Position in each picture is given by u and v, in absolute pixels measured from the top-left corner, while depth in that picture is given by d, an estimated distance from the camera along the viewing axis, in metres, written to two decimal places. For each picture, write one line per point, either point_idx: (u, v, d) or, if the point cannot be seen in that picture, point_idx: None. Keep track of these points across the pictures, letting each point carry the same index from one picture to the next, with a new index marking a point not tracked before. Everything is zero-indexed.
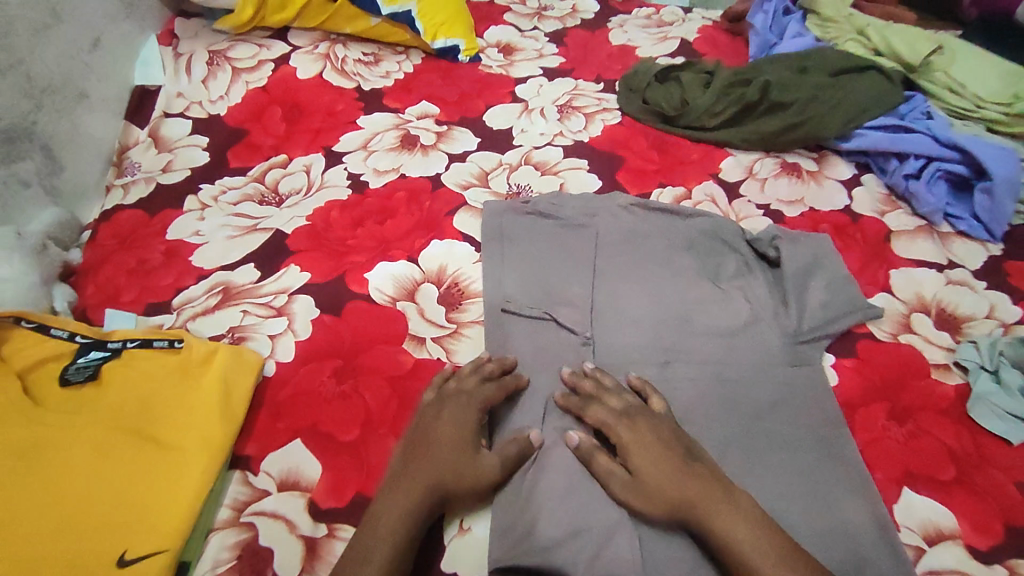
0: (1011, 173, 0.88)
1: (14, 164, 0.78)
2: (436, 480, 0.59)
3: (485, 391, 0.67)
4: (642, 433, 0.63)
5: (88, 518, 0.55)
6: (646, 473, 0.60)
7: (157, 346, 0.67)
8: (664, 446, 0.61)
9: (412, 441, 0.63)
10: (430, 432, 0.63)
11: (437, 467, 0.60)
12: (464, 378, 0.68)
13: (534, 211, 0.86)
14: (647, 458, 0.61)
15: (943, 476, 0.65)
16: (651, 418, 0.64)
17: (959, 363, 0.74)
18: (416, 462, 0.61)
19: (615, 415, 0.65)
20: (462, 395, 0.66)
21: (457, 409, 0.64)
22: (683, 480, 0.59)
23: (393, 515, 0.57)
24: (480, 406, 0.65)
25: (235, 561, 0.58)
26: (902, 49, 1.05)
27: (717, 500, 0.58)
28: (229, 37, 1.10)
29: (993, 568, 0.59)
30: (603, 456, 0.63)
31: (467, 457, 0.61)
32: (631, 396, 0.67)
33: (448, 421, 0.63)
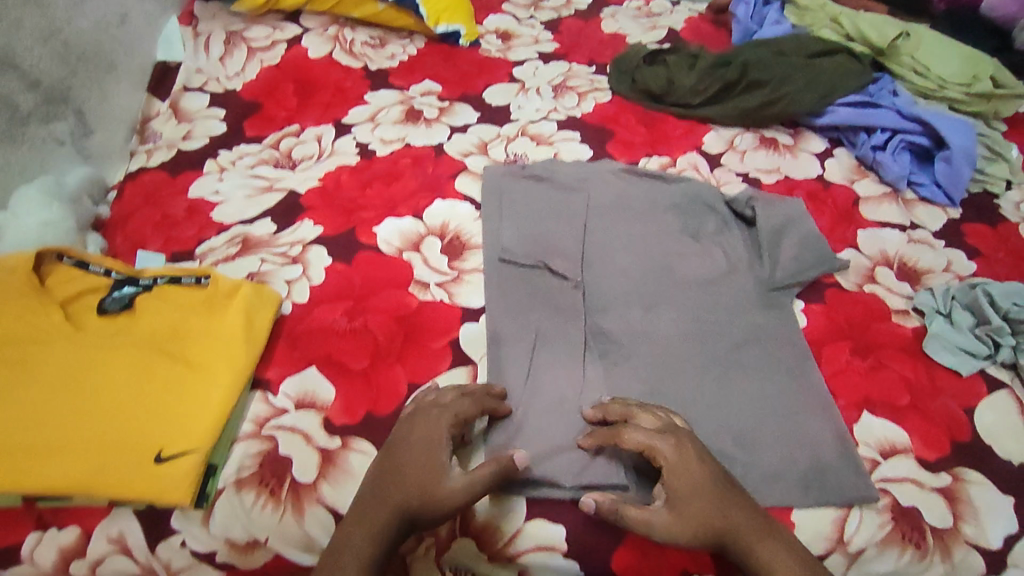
0: (967, 143, 0.96)
1: (51, 123, 0.85)
2: (401, 504, 0.57)
3: (460, 405, 0.64)
4: (686, 453, 0.61)
5: (129, 423, 0.62)
6: (689, 502, 0.59)
7: (184, 282, 0.72)
8: (708, 472, 0.60)
9: (381, 463, 0.61)
10: (400, 450, 0.61)
11: (402, 487, 0.58)
12: (442, 394, 0.66)
13: (531, 175, 0.92)
14: (692, 485, 0.60)
15: (900, 402, 0.72)
16: (689, 440, 0.63)
17: (916, 308, 0.80)
18: (382, 485, 0.59)
19: (652, 433, 0.63)
20: (435, 409, 0.64)
21: (426, 428, 0.62)
22: (729, 508, 0.59)
23: (358, 543, 0.55)
24: (452, 420, 0.63)
25: (257, 467, 0.64)
26: (871, 34, 1.13)
27: (760, 531, 0.59)
28: (244, 19, 1.17)
29: (939, 475, 0.66)
30: (633, 508, 0.60)
31: (436, 477, 0.59)
32: (662, 415, 0.66)
33: (419, 439, 0.61)
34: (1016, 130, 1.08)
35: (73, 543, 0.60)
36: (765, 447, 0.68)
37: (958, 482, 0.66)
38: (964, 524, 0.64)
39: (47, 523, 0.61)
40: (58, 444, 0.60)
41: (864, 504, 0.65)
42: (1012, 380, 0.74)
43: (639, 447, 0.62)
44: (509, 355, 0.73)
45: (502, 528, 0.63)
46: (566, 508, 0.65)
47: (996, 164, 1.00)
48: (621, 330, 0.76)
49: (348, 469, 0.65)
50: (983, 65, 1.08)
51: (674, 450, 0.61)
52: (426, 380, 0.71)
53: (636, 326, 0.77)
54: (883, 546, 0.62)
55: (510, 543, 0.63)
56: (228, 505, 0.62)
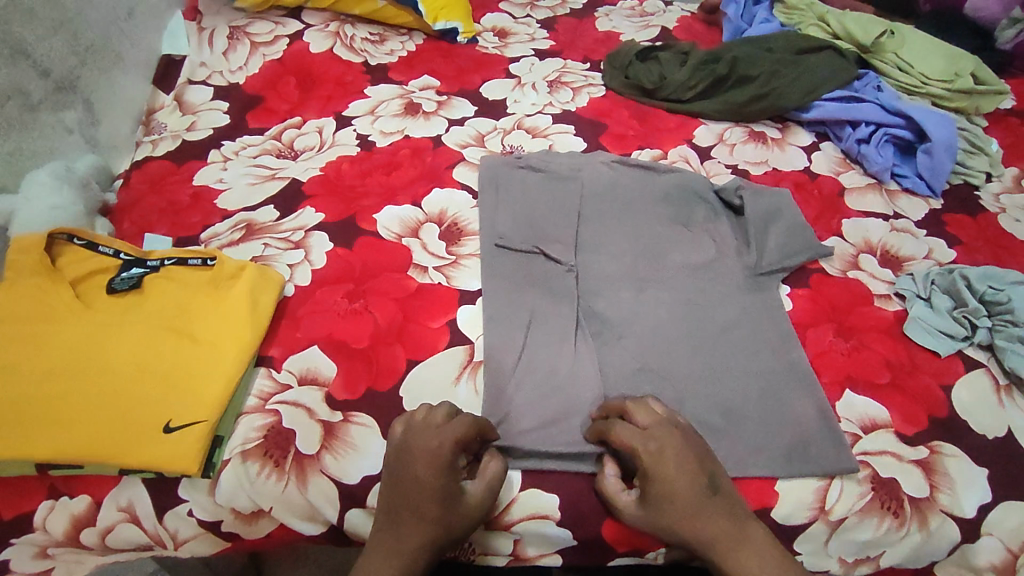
0: (948, 137, 0.99)
1: (60, 111, 0.88)
2: (428, 538, 0.60)
3: (456, 428, 0.62)
4: (664, 460, 0.62)
5: (138, 396, 0.64)
6: (656, 500, 0.61)
7: (191, 263, 0.74)
8: (685, 483, 0.61)
9: (390, 499, 0.61)
10: (408, 485, 0.60)
11: (423, 524, 0.60)
12: (433, 415, 0.64)
13: (526, 166, 0.94)
14: (663, 493, 0.61)
15: (881, 381, 0.74)
16: (676, 444, 0.63)
17: (898, 293, 0.83)
18: (401, 524, 0.60)
19: (637, 436, 0.63)
20: (433, 434, 0.62)
21: (430, 460, 0.60)
22: (699, 519, 0.60)
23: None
24: (453, 445, 0.61)
25: (262, 439, 0.66)
26: (857, 32, 1.17)
27: (732, 539, 0.60)
28: (247, 15, 1.20)
29: (917, 449, 0.69)
30: (613, 476, 0.65)
31: (454, 505, 0.60)
32: (654, 413, 0.65)
33: (425, 472, 0.60)
34: (996, 126, 1.12)
35: (85, 511, 0.63)
36: (750, 421, 0.71)
37: (935, 455, 0.69)
38: (941, 493, 0.67)
39: (58, 491, 0.63)
40: (69, 414, 0.62)
41: (846, 475, 0.67)
42: (988, 360, 0.77)
43: (621, 445, 0.63)
44: (504, 336, 0.76)
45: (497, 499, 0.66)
46: (561, 480, 0.67)
47: (976, 157, 1.03)
48: (612, 311, 0.79)
49: (350, 440, 0.67)
50: (965, 61, 1.12)
51: (651, 458, 0.62)
52: (425, 358, 0.74)
53: (628, 308, 0.79)
54: (862, 514, 0.66)
55: (505, 513, 0.66)
56: (233, 475, 0.64)
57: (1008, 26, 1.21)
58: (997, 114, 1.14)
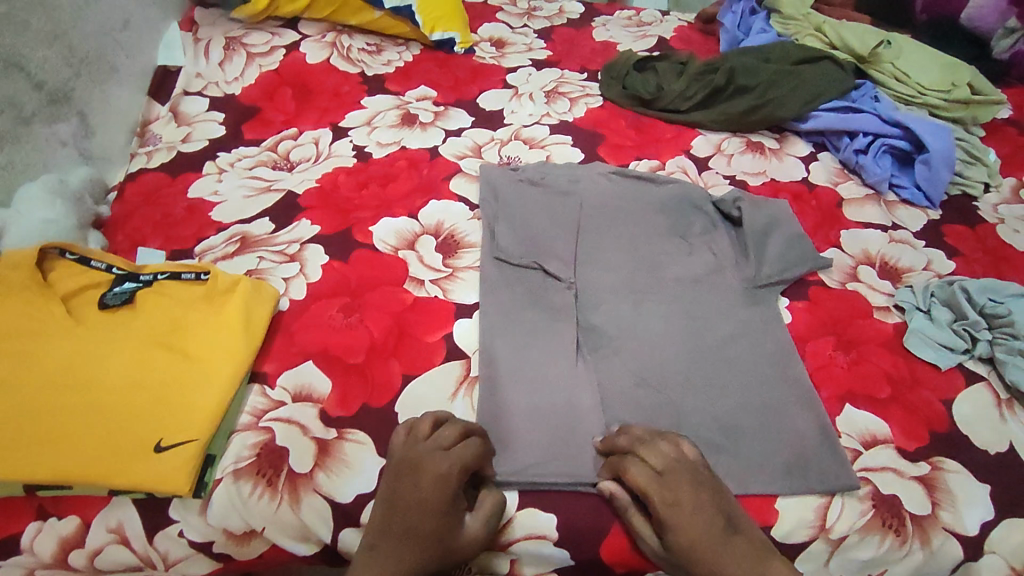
0: (945, 147, 0.99)
1: (54, 123, 0.87)
2: (420, 567, 0.59)
3: (465, 455, 0.63)
4: (681, 504, 0.62)
5: (130, 414, 0.63)
6: (683, 545, 0.60)
7: (185, 277, 0.73)
8: (708, 524, 0.61)
9: (387, 521, 0.61)
10: (408, 507, 0.61)
11: (415, 548, 0.59)
12: (442, 434, 0.64)
13: (524, 178, 0.94)
14: (685, 538, 0.60)
15: (881, 395, 0.74)
16: (691, 485, 0.62)
17: (897, 305, 0.82)
18: (395, 550, 0.59)
19: (654, 480, 0.62)
20: (441, 456, 0.62)
21: (437, 484, 0.61)
22: (725, 560, 0.60)
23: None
24: (460, 473, 0.62)
25: (255, 458, 0.65)
26: (854, 43, 1.17)
27: None
28: (244, 26, 1.19)
29: (918, 465, 0.68)
30: (639, 517, 0.63)
31: (452, 535, 0.60)
32: (670, 453, 0.64)
33: (428, 494, 0.61)
34: (993, 136, 1.12)
35: (73, 533, 0.62)
36: (749, 437, 0.70)
37: (937, 471, 0.68)
38: (943, 510, 0.66)
39: (46, 513, 0.62)
40: (59, 433, 0.61)
41: (847, 493, 0.66)
42: (989, 374, 0.76)
43: (637, 489, 0.63)
44: (503, 352, 0.75)
45: None
46: (558, 498, 0.66)
47: (974, 168, 1.03)
48: (609, 325, 0.78)
49: (344, 458, 0.66)
50: (962, 72, 1.12)
51: (669, 501, 0.62)
52: (421, 372, 0.73)
53: (625, 322, 0.79)
54: (864, 533, 0.65)
55: (501, 532, 0.64)
56: (225, 494, 0.63)
57: (1003, 36, 1.22)
58: (994, 124, 1.14)
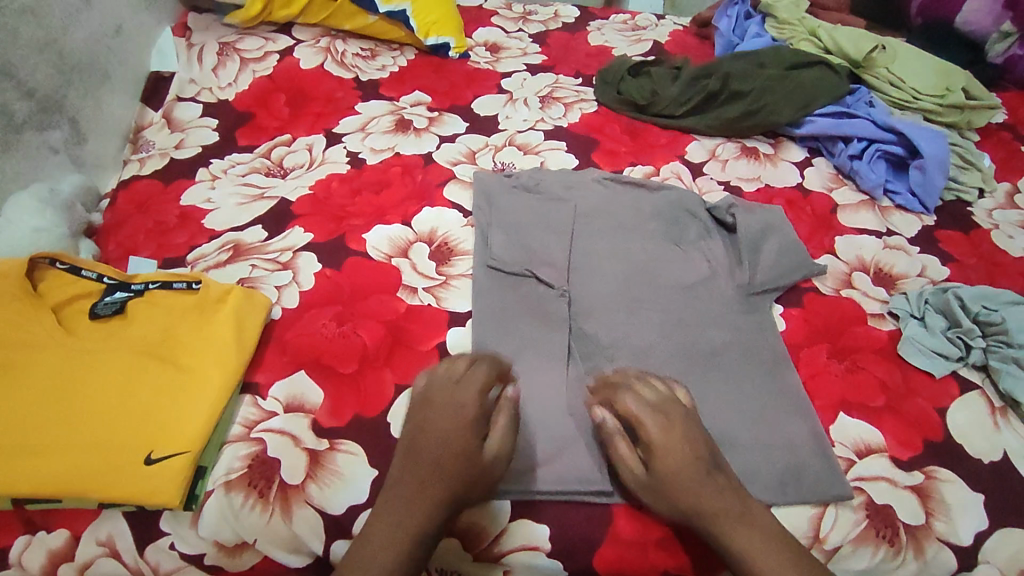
0: (939, 152, 0.99)
1: (45, 131, 0.87)
2: (442, 493, 0.61)
3: (477, 379, 0.67)
4: (668, 431, 0.65)
5: (120, 426, 0.63)
6: (664, 470, 0.63)
7: (176, 287, 0.73)
8: (691, 455, 0.64)
9: (409, 448, 0.64)
10: (429, 433, 0.64)
11: (431, 466, 0.62)
12: (456, 365, 0.68)
13: (519, 185, 0.94)
14: (667, 462, 0.63)
15: (875, 404, 0.73)
16: (680, 419, 0.66)
17: (891, 312, 0.82)
18: (416, 472, 0.62)
19: (646, 407, 0.66)
20: (456, 386, 0.67)
21: (455, 410, 0.65)
22: (703, 491, 0.62)
23: (398, 536, 0.59)
24: (476, 394, 0.66)
25: (247, 469, 0.65)
26: (848, 48, 1.17)
27: (733, 516, 0.61)
28: (238, 31, 1.19)
29: (912, 474, 0.68)
30: (626, 444, 0.66)
31: (471, 460, 0.63)
32: (662, 390, 0.68)
33: (445, 415, 0.65)
34: (988, 141, 1.12)
35: (62, 546, 0.61)
36: (743, 447, 0.70)
37: (930, 480, 0.68)
38: (937, 520, 0.65)
39: (35, 526, 0.62)
40: (48, 446, 0.61)
41: (841, 502, 0.66)
42: (983, 382, 0.76)
43: (629, 415, 0.66)
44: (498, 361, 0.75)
45: (488, 528, 0.64)
46: (552, 508, 0.66)
47: (968, 173, 1.03)
48: (603, 333, 0.78)
49: (337, 469, 0.66)
50: (956, 77, 1.12)
51: (659, 426, 0.65)
52: (413, 382, 0.73)
53: (618, 330, 0.79)
54: (857, 543, 0.64)
55: (494, 543, 0.64)
56: (217, 507, 0.63)
57: (998, 40, 1.22)
58: (989, 129, 1.14)
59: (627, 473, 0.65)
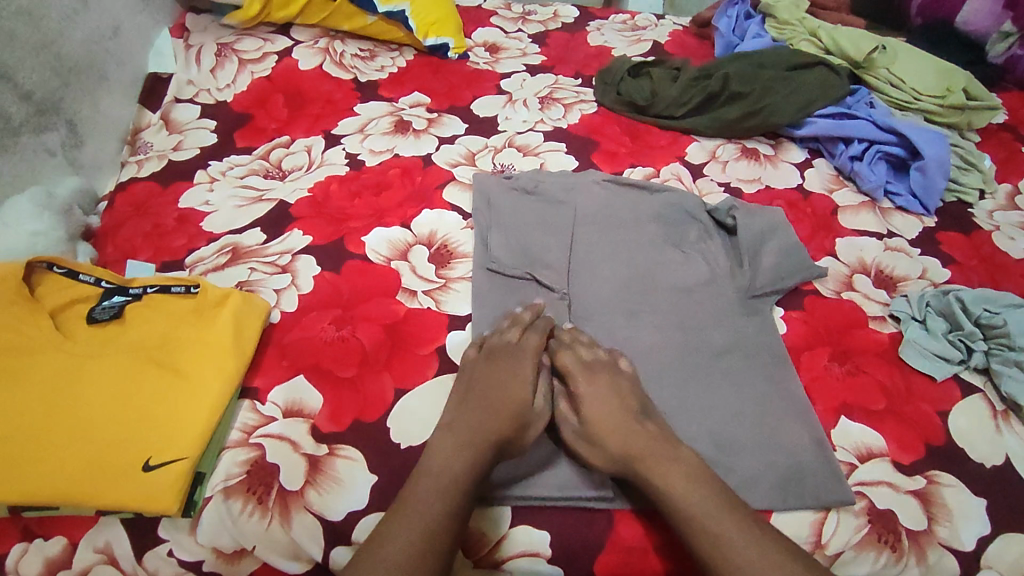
0: (941, 154, 0.98)
1: (42, 134, 0.86)
2: (502, 431, 0.66)
3: (531, 342, 0.75)
4: (596, 384, 0.71)
5: (117, 432, 0.62)
6: (592, 421, 0.69)
7: (175, 291, 0.73)
8: (616, 405, 0.69)
9: (468, 389, 0.70)
10: (488, 382, 0.71)
11: (494, 409, 0.68)
12: (508, 331, 0.76)
13: (518, 187, 0.93)
14: (596, 411, 0.69)
15: (877, 408, 0.73)
16: (611, 375, 0.72)
17: (893, 315, 0.82)
18: (479, 406, 0.68)
19: (578, 365, 0.73)
20: (517, 349, 0.74)
21: (510, 359, 0.73)
22: (626, 435, 0.66)
23: (461, 454, 0.64)
24: (532, 357, 0.74)
25: (245, 475, 0.64)
26: (848, 48, 1.16)
27: (659, 457, 0.65)
28: (236, 32, 1.18)
29: (914, 479, 0.68)
30: (567, 403, 0.72)
31: (523, 403, 0.70)
32: (601, 351, 0.74)
33: (506, 371, 0.72)
34: (988, 142, 1.11)
35: (59, 553, 0.61)
36: (744, 451, 0.70)
37: (932, 485, 0.68)
38: (939, 526, 0.65)
39: (32, 533, 0.61)
40: (45, 453, 0.61)
41: (842, 507, 0.66)
42: (984, 385, 0.76)
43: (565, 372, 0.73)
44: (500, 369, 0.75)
45: (488, 534, 0.64)
46: (553, 513, 0.65)
47: (969, 174, 1.02)
48: (603, 337, 0.78)
49: (336, 475, 0.65)
50: (957, 77, 1.11)
51: (587, 381, 0.71)
52: (413, 386, 0.72)
53: (618, 333, 0.79)
54: (859, 548, 0.64)
55: (494, 549, 0.64)
56: (215, 513, 0.63)
57: (998, 40, 1.21)
58: (989, 129, 1.14)
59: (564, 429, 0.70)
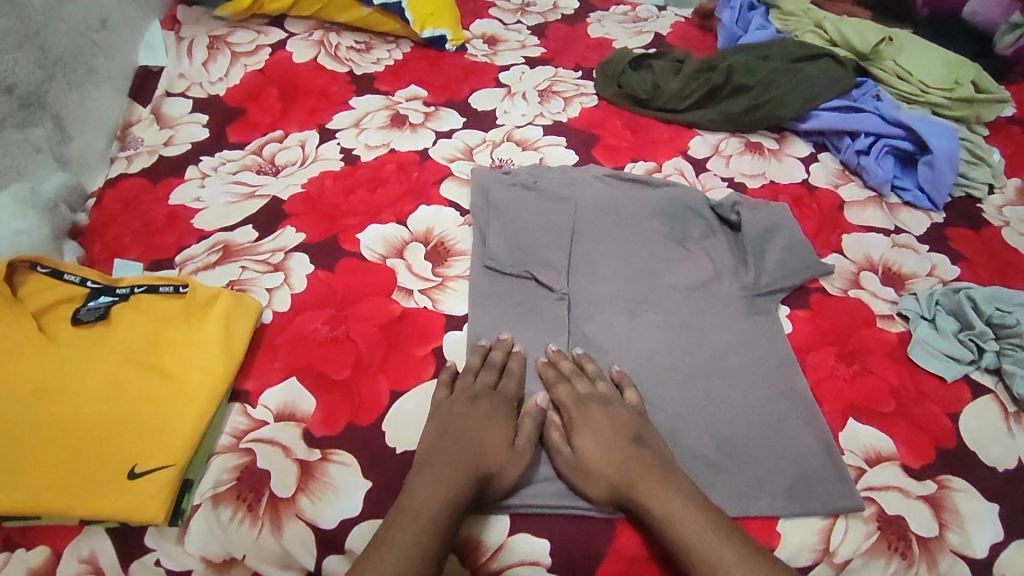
0: (949, 148, 0.96)
1: (27, 129, 0.84)
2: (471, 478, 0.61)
3: (507, 384, 0.70)
4: (593, 418, 0.67)
5: (102, 438, 0.61)
6: (587, 454, 0.65)
7: (163, 291, 0.71)
8: (616, 438, 0.66)
9: (444, 428, 0.65)
10: (463, 425, 0.66)
11: (468, 455, 0.63)
12: (484, 374, 0.71)
13: (517, 182, 0.91)
14: (591, 442, 0.66)
15: (885, 410, 0.71)
16: (607, 407, 0.68)
17: (901, 314, 0.80)
18: (455, 449, 0.63)
19: (575, 397, 0.69)
20: (493, 393, 0.69)
21: (490, 406, 0.68)
22: (624, 465, 0.63)
23: (435, 502, 0.59)
24: (510, 402, 0.70)
25: (235, 481, 0.63)
26: (855, 39, 1.14)
27: (660, 484, 0.62)
28: (228, 24, 1.16)
29: (924, 483, 0.66)
30: (558, 431, 0.68)
31: (505, 450, 0.65)
32: (603, 383, 0.71)
33: (480, 414, 0.67)
34: (997, 136, 1.09)
35: (43, 563, 0.59)
36: (749, 456, 0.68)
37: (943, 490, 0.66)
38: (950, 532, 0.63)
39: (14, 543, 0.60)
40: (27, 460, 0.59)
41: (851, 514, 0.64)
42: (996, 386, 0.74)
43: (559, 404, 0.70)
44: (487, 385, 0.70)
45: (486, 541, 0.62)
46: (551, 520, 0.64)
47: (978, 169, 1.00)
48: (605, 337, 0.76)
49: (328, 480, 0.63)
50: (966, 69, 1.09)
51: (586, 412, 0.68)
52: (409, 388, 0.70)
53: (620, 333, 0.76)
54: (869, 556, 0.62)
55: (492, 558, 0.62)
56: (204, 521, 0.61)
57: (1007, 31, 1.18)
58: (998, 123, 1.11)
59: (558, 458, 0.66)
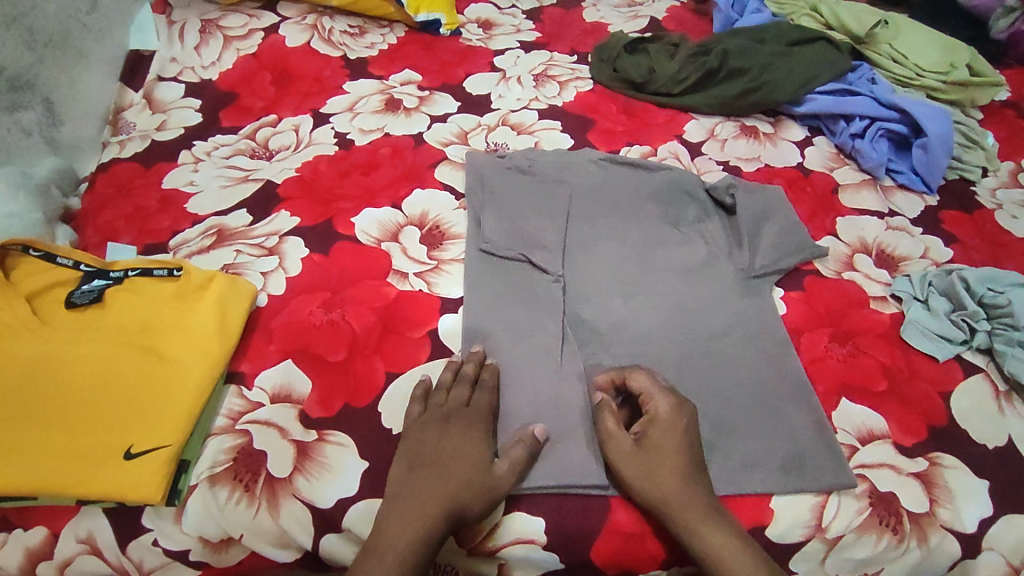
0: (944, 131, 0.96)
1: (15, 112, 0.84)
2: (440, 513, 0.59)
3: (482, 400, 0.67)
4: (676, 418, 0.65)
5: (98, 421, 0.61)
6: (656, 454, 0.63)
7: (157, 274, 0.71)
8: (684, 444, 0.64)
9: (416, 462, 0.62)
10: (433, 453, 0.63)
11: (440, 488, 0.60)
12: (456, 391, 0.67)
13: (512, 167, 0.90)
14: (662, 443, 0.64)
15: (878, 389, 0.72)
16: (686, 416, 0.66)
17: (894, 295, 0.80)
18: (427, 480, 0.61)
19: (658, 386, 0.68)
20: (466, 410, 0.66)
21: (464, 425, 0.65)
22: (682, 480, 0.62)
23: (404, 542, 0.57)
24: (486, 416, 0.66)
25: (231, 462, 0.63)
26: (850, 22, 1.13)
27: (709, 513, 0.61)
28: (220, 8, 1.14)
29: (915, 461, 0.67)
30: (613, 418, 0.67)
31: (480, 473, 0.62)
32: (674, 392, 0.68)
33: (452, 440, 0.64)
34: (991, 119, 1.09)
35: (40, 543, 0.60)
36: (742, 434, 0.68)
37: (934, 467, 0.66)
38: (940, 508, 0.64)
39: (12, 524, 0.60)
40: (24, 442, 0.59)
41: (843, 491, 0.65)
42: (987, 365, 0.75)
43: (641, 391, 0.68)
44: (464, 403, 0.66)
45: (483, 523, 0.63)
46: (546, 501, 0.64)
47: (972, 152, 1.00)
48: (600, 319, 0.76)
49: (325, 461, 0.64)
50: (961, 53, 1.09)
51: (668, 406, 0.66)
52: (404, 370, 0.71)
53: (615, 315, 0.77)
54: (860, 532, 0.63)
55: (489, 537, 0.63)
56: (200, 502, 0.61)
57: (1002, 15, 1.18)
58: (992, 106, 1.11)
59: (608, 446, 0.65)
